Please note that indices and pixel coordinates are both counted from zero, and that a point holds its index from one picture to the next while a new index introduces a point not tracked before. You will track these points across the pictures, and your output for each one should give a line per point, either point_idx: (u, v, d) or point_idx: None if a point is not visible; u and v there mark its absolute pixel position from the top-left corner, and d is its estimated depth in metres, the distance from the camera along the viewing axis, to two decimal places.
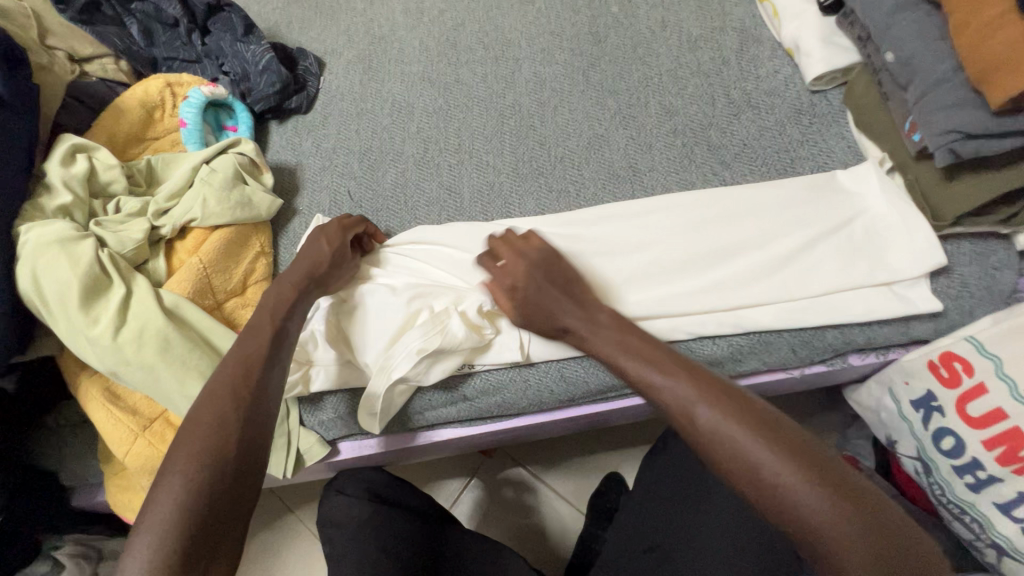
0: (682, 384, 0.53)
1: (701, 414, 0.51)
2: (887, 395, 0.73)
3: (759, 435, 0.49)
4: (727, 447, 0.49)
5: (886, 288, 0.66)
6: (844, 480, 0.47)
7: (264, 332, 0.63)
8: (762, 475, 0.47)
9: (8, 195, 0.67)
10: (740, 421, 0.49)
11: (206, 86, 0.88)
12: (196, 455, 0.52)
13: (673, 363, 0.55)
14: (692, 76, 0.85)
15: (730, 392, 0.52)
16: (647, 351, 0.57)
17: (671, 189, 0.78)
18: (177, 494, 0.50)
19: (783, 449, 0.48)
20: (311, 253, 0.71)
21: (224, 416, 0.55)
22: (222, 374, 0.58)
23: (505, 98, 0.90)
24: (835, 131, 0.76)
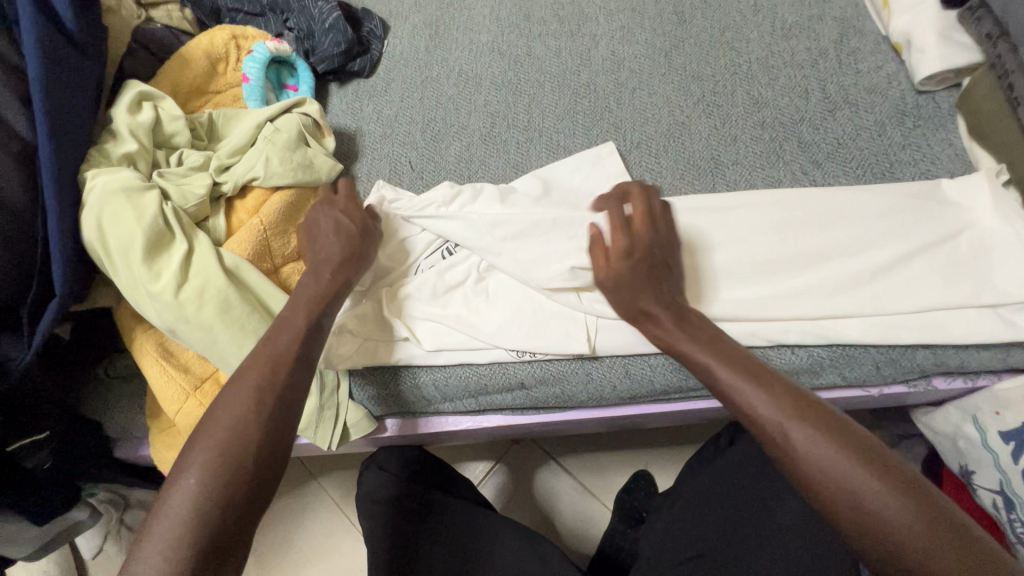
0: (775, 399, 0.50)
1: (798, 433, 0.48)
2: (969, 423, 0.69)
3: (860, 461, 0.46)
4: (823, 472, 0.46)
5: (991, 310, 0.62)
6: (946, 514, 0.44)
7: (295, 326, 0.58)
8: (867, 508, 0.45)
9: (80, 139, 0.65)
10: (835, 442, 0.47)
11: (270, 41, 0.85)
12: (213, 462, 0.48)
13: (763, 375, 0.52)
14: (785, 66, 0.80)
15: (831, 415, 0.49)
16: (734, 361, 0.54)
17: (756, 185, 0.73)
18: (189, 504, 0.47)
19: (879, 473, 0.45)
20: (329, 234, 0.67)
21: (244, 422, 0.51)
22: (249, 373, 0.54)
23: (579, 75, 0.85)
24: (940, 136, 0.72)
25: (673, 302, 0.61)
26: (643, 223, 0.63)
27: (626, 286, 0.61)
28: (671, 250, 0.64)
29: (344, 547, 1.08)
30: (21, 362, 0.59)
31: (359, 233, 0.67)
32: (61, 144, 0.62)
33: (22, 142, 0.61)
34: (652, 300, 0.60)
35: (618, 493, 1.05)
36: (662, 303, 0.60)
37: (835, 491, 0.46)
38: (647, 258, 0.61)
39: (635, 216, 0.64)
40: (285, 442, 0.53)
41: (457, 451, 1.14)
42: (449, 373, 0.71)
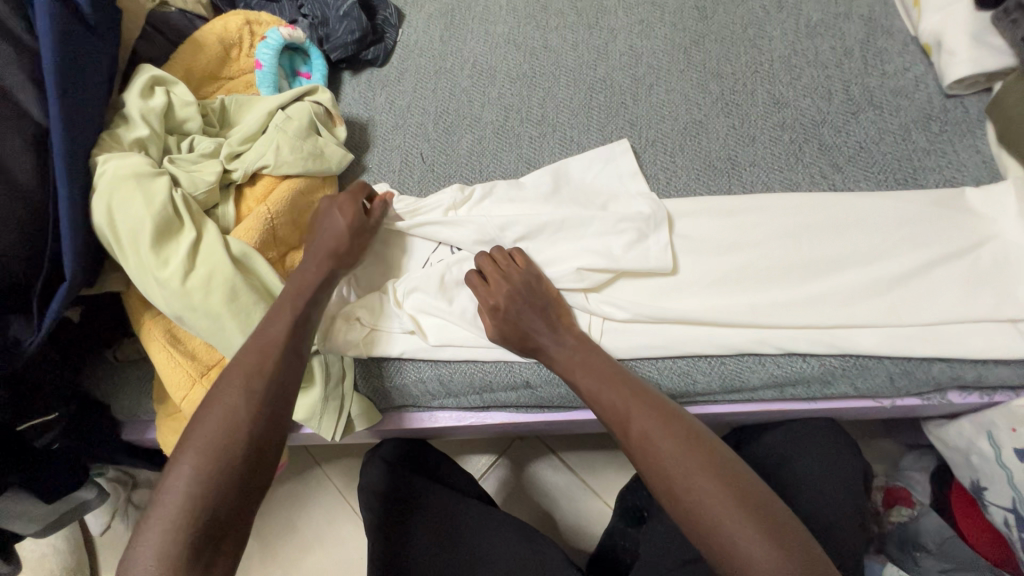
0: (622, 398, 0.57)
1: (632, 418, 0.55)
2: (983, 438, 0.68)
3: (676, 441, 0.52)
4: (647, 453, 0.53)
5: (1011, 325, 0.60)
6: (749, 490, 0.49)
7: (284, 317, 0.61)
8: (676, 481, 0.51)
9: (92, 122, 0.65)
10: (665, 434, 0.53)
11: (285, 27, 0.84)
12: (206, 451, 0.51)
13: (616, 377, 0.59)
14: (808, 66, 0.78)
15: (668, 411, 0.55)
16: (595, 364, 0.60)
17: (773, 188, 0.71)
18: (185, 491, 0.49)
19: (693, 459, 0.51)
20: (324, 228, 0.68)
21: (236, 413, 0.53)
22: (238, 364, 0.57)
23: (596, 70, 0.84)
24: (968, 142, 0.70)
25: (558, 332, 0.64)
26: (524, 262, 0.68)
27: (509, 320, 0.64)
28: (550, 288, 0.68)
29: (345, 535, 1.09)
30: (32, 343, 0.59)
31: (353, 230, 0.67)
32: (72, 128, 0.62)
33: (34, 125, 0.61)
34: (534, 329, 0.63)
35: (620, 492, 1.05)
36: (547, 327, 0.64)
37: (654, 467, 0.52)
38: (525, 296, 0.65)
39: (517, 258, 0.69)
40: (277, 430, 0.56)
41: (460, 444, 1.14)
42: (454, 369, 0.71)
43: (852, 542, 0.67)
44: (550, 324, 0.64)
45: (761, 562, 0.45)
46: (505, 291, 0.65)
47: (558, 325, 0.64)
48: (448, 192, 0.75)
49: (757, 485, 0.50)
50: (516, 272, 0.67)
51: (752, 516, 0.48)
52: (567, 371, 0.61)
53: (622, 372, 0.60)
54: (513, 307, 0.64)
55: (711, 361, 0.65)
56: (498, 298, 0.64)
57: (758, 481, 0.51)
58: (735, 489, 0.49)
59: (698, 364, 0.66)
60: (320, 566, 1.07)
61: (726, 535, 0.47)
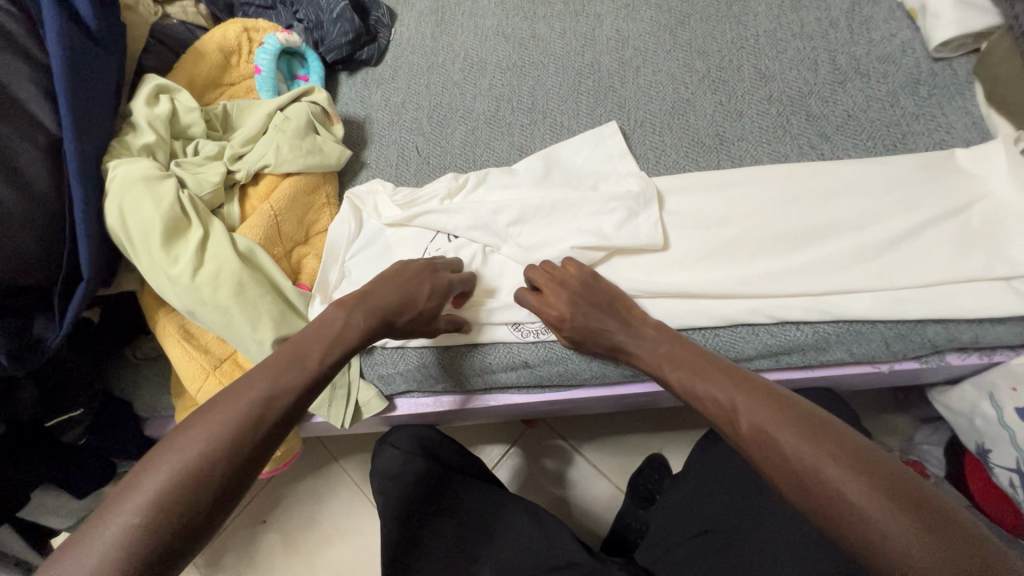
0: (724, 388, 0.52)
1: (739, 411, 0.49)
2: (985, 401, 0.68)
3: (800, 432, 0.46)
4: (768, 447, 0.46)
5: (1005, 283, 0.61)
6: (896, 477, 0.42)
7: (303, 368, 0.55)
8: (807, 475, 0.44)
9: (102, 131, 0.69)
10: (778, 415, 0.47)
11: (281, 32, 0.87)
12: (161, 502, 0.44)
13: (713, 368, 0.54)
14: (794, 38, 0.78)
15: (777, 394, 0.49)
16: (686, 358, 0.56)
17: (762, 161, 0.72)
18: (119, 544, 0.42)
19: (820, 441, 0.44)
20: (403, 294, 0.64)
21: (210, 462, 0.46)
22: (235, 401, 0.50)
23: (584, 56, 0.85)
24: (957, 105, 0.70)
25: (632, 334, 0.61)
26: (575, 267, 0.66)
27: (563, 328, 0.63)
28: (609, 288, 0.66)
29: (365, 525, 1.12)
30: (54, 341, 0.63)
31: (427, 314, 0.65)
32: (83, 136, 0.66)
33: (48, 134, 0.65)
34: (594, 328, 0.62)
35: (631, 475, 1.06)
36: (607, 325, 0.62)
37: (774, 462, 0.46)
38: (587, 294, 0.64)
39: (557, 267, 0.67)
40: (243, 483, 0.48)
41: (472, 434, 1.15)
42: (454, 352, 0.73)
43: None
44: (624, 320, 0.62)
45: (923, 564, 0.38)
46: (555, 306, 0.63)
47: (631, 317, 0.63)
48: (442, 180, 0.77)
49: (905, 474, 0.43)
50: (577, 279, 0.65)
51: (910, 515, 0.40)
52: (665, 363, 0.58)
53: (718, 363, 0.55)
54: (577, 317, 0.62)
55: (704, 334, 0.66)
56: (562, 310, 0.62)
57: (909, 473, 0.43)
58: (876, 477, 0.42)
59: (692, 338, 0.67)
60: (342, 556, 1.10)
61: (885, 537, 0.39)
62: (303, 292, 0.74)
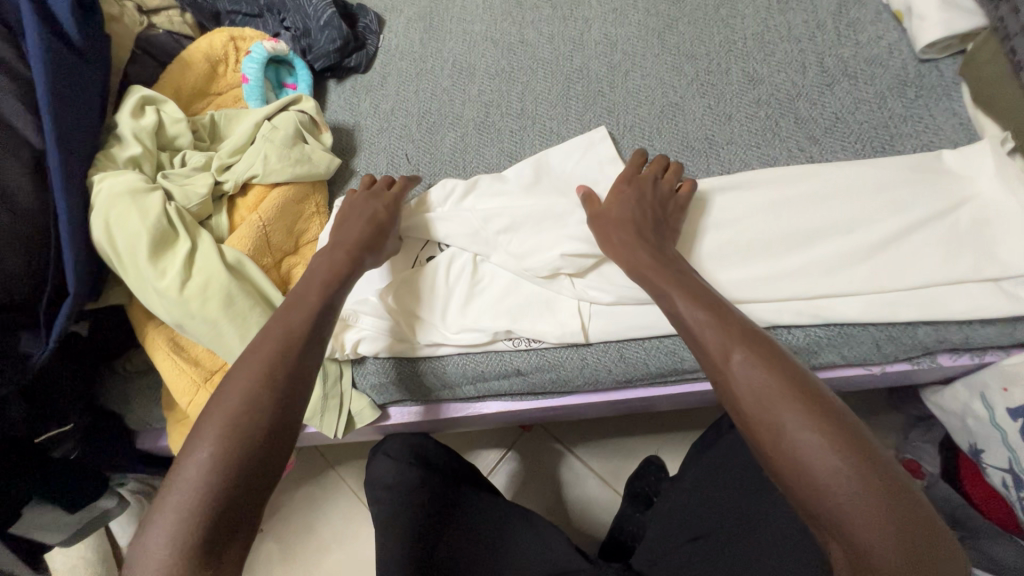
0: (726, 331, 0.50)
1: (733, 364, 0.48)
2: (977, 401, 0.68)
3: (786, 390, 0.45)
4: (750, 396, 0.46)
5: (993, 284, 0.61)
6: (871, 453, 0.42)
7: (309, 301, 0.58)
8: (782, 430, 0.44)
9: (88, 144, 0.69)
10: (770, 370, 0.46)
11: (267, 41, 0.87)
12: (225, 435, 0.47)
13: (718, 310, 0.52)
14: (781, 41, 0.78)
15: (774, 349, 0.48)
16: (693, 296, 0.54)
17: (751, 164, 0.72)
18: (197, 480, 0.45)
19: (804, 404, 0.44)
20: (365, 217, 0.68)
21: (258, 396, 0.49)
22: (264, 342, 0.53)
23: (572, 61, 0.85)
24: (944, 106, 0.70)
25: (659, 256, 0.60)
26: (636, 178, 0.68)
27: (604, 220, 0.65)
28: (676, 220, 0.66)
29: (361, 532, 1.11)
30: (39, 357, 0.63)
31: (386, 225, 0.69)
32: (69, 150, 0.66)
33: (32, 149, 0.64)
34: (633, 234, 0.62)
35: (628, 479, 1.06)
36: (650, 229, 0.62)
37: (754, 412, 0.45)
38: (648, 200, 0.65)
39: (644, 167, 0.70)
40: (296, 410, 0.52)
41: (467, 440, 1.15)
42: (446, 362, 0.72)
43: None
44: (660, 250, 0.61)
45: (869, 534, 0.39)
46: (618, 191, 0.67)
47: (667, 257, 0.60)
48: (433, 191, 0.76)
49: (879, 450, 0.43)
50: (663, 185, 0.67)
51: (871, 490, 0.40)
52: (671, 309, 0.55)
53: (724, 310, 0.52)
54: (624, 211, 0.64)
55: None
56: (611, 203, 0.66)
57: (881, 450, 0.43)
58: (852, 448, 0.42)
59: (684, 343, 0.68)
60: (339, 564, 1.09)
61: (841, 506, 0.40)
62: None
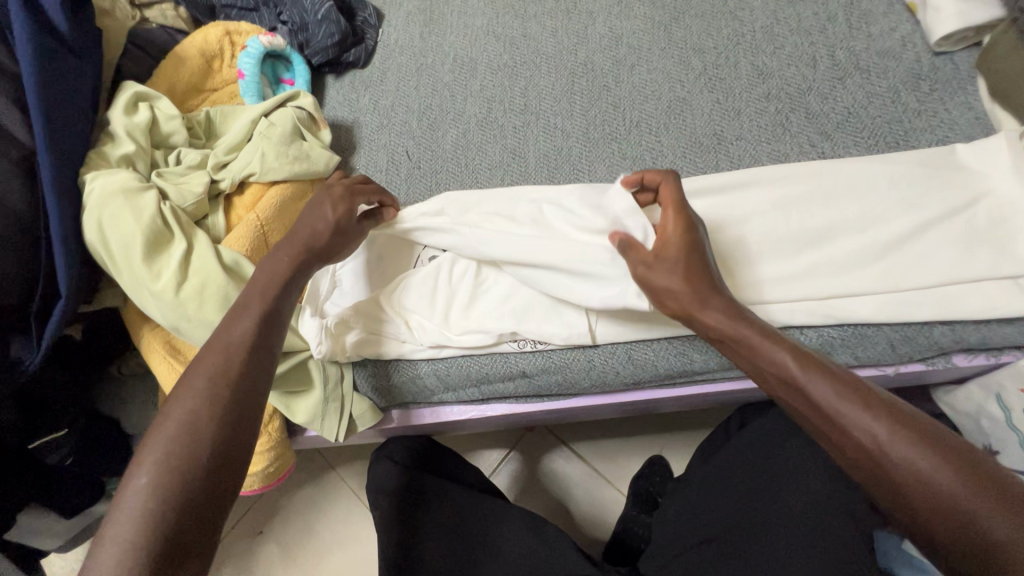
0: (868, 415, 0.44)
1: (892, 453, 0.42)
2: (992, 401, 0.67)
3: (966, 479, 0.40)
4: (929, 494, 0.40)
5: (1011, 282, 0.59)
6: None
7: (252, 312, 0.54)
8: (975, 528, 0.39)
9: (79, 142, 0.67)
10: (938, 456, 0.41)
11: (264, 35, 0.85)
12: (166, 457, 0.44)
13: (848, 384, 0.46)
14: (791, 34, 0.76)
15: (927, 427, 0.43)
16: (813, 365, 0.47)
17: (761, 161, 0.70)
18: (135, 511, 0.42)
19: (990, 492, 0.39)
20: (318, 216, 0.62)
21: (198, 417, 0.47)
22: (206, 360, 0.50)
23: (576, 55, 0.83)
24: (959, 100, 0.68)
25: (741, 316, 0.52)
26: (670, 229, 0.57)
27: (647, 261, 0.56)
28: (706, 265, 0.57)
29: (362, 535, 1.10)
30: (32, 363, 0.61)
31: (341, 224, 0.62)
32: (59, 147, 0.64)
33: (21, 147, 0.62)
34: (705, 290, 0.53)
35: (632, 479, 1.05)
36: (709, 282, 0.53)
37: (936, 511, 0.40)
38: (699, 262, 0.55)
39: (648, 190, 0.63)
40: (247, 427, 0.49)
41: (469, 440, 1.14)
42: (450, 364, 0.70)
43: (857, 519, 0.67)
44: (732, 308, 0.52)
45: None
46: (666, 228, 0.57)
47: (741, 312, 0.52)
48: (433, 202, 0.72)
49: None
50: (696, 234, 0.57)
51: None
52: (793, 382, 0.47)
53: (849, 377, 0.47)
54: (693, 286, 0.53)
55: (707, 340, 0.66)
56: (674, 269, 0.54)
57: None
58: None
59: (694, 343, 0.67)
60: (340, 567, 1.08)
61: None
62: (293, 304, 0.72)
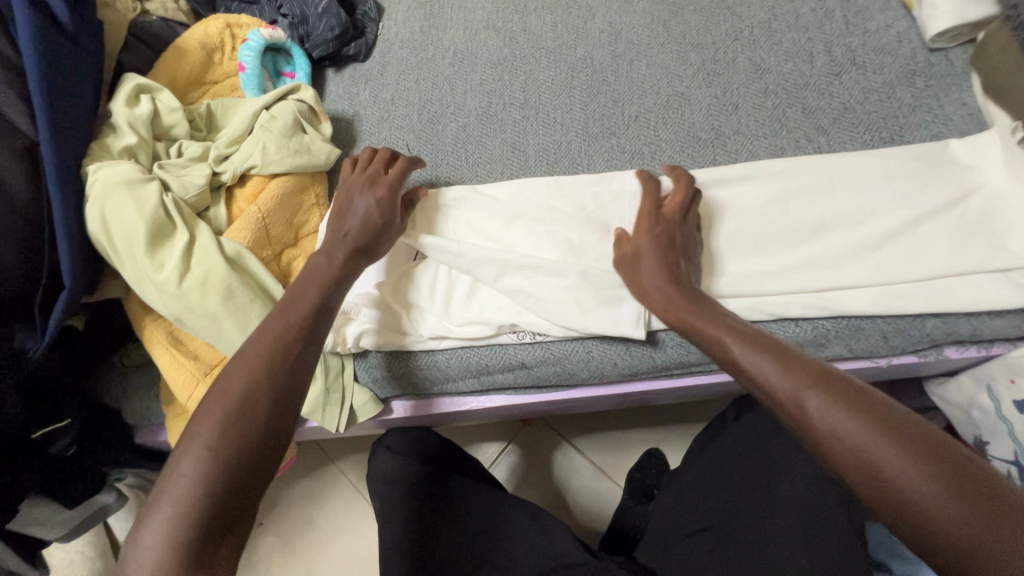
0: (791, 373, 0.46)
1: (810, 404, 0.45)
2: (983, 393, 0.68)
3: (875, 428, 0.42)
4: (836, 440, 0.43)
5: (1003, 276, 0.60)
6: (974, 479, 0.40)
7: (302, 306, 0.57)
8: (877, 472, 0.41)
9: (81, 134, 0.67)
10: (849, 408, 0.43)
11: (265, 28, 0.85)
12: (214, 437, 0.47)
13: (778, 349, 0.49)
14: (788, 30, 0.77)
15: (849, 385, 0.45)
16: (746, 332, 0.51)
17: (758, 155, 0.71)
18: (188, 484, 0.45)
19: (896, 440, 0.41)
20: (359, 215, 0.64)
21: (248, 400, 0.49)
22: (255, 346, 0.53)
23: (576, 50, 0.84)
24: (953, 96, 0.69)
25: (687, 290, 0.57)
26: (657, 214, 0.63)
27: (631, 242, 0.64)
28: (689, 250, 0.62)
29: (361, 526, 1.11)
30: (36, 352, 0.62)
31: (383, 224, 0.64)
32: (62, 139, 0.64)
33: (24, 138, 0.63)
34: (669, 282, 0.58)
35: (629, 471, 1.06)
36: (677, 270, 0.59)
37: (847, 457, 0.42)
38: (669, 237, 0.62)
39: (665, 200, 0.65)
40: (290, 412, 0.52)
41: (468, 433, 1.15)
42: (450, 355, 0.71)
43: (850, 510, 0.68)
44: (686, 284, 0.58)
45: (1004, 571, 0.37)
46: (649, 228, 0.62)
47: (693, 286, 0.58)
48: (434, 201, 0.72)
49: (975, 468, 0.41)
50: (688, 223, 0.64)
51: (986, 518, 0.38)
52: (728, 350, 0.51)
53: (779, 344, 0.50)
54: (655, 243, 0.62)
55: None
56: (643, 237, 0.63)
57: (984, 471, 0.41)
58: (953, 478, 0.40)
59: None
60: (340, 558, 1.09)
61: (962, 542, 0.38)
62: None
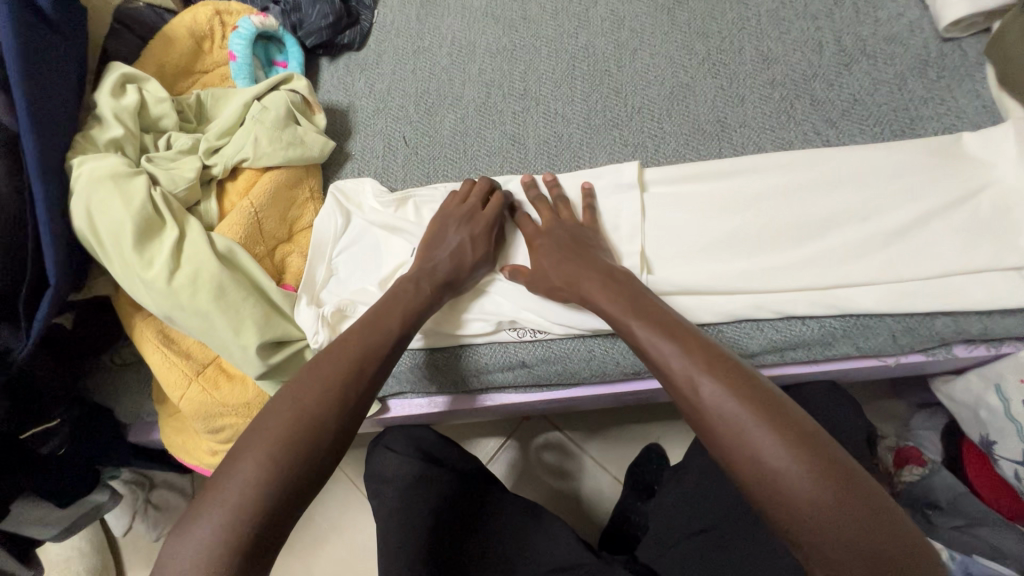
0: (687, 353, 0.48)
1: (699, 383, 0.46)
2: (991, 391, 0.67)
3: (753, 408, 0.43)
4: (717, 417, 0.44)
5: (1017, 273, 0.59)
6: (835, 461, 0.41)
7: (388, 328, 0.56)
8: (750, 449, 0.42)
9: (65, 125, 0.64)
10: (733, 388, 0.45)
11: (256, 15, 0.82)
12: (285, 441, 0.46)
13: (682, 331, 0.50)
14: (796, 19, 0.75)
15: (738, 367, 0.46)
16: (654, 313, 0.52)
17: (765, 149, 0.69)
18: (252, 484, 0.44)
19: (770, 420, 0.43)
20: (451, 248, 0.64)
21: (322, 411, 0.49)
22: (337, 359, 0.52)
23: (577, 38, 0.81)
24: (966, 88, 0.67)
25: (604, 275, 0.58)
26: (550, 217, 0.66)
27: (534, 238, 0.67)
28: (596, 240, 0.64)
29: (359, 523, 1.10)
30: (22, 351, 0.60)
31: (474, 263, 0.64)
32: (45, 130, 0.62)
33: (4, 130, 0.60)
34: (575, 272, 0.60)
35: (629, 467, 1.05)
36: (590, 258, 0.61)
37: (726, 435, 0.43)
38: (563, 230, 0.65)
39: (586, 212, 0.66)
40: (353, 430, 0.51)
41: (466, 429, 1.13)
42: (449, 354, 0.70)
43: None
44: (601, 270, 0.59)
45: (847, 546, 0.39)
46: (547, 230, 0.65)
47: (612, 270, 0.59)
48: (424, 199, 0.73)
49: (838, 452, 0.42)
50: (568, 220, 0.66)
51: (839, 496, 0.40)
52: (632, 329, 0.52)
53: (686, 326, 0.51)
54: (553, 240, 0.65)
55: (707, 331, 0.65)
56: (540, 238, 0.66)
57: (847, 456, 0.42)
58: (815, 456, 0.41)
59: None
60: (339, 554, 1.08)
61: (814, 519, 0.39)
62: (289, 294, 0.71)
